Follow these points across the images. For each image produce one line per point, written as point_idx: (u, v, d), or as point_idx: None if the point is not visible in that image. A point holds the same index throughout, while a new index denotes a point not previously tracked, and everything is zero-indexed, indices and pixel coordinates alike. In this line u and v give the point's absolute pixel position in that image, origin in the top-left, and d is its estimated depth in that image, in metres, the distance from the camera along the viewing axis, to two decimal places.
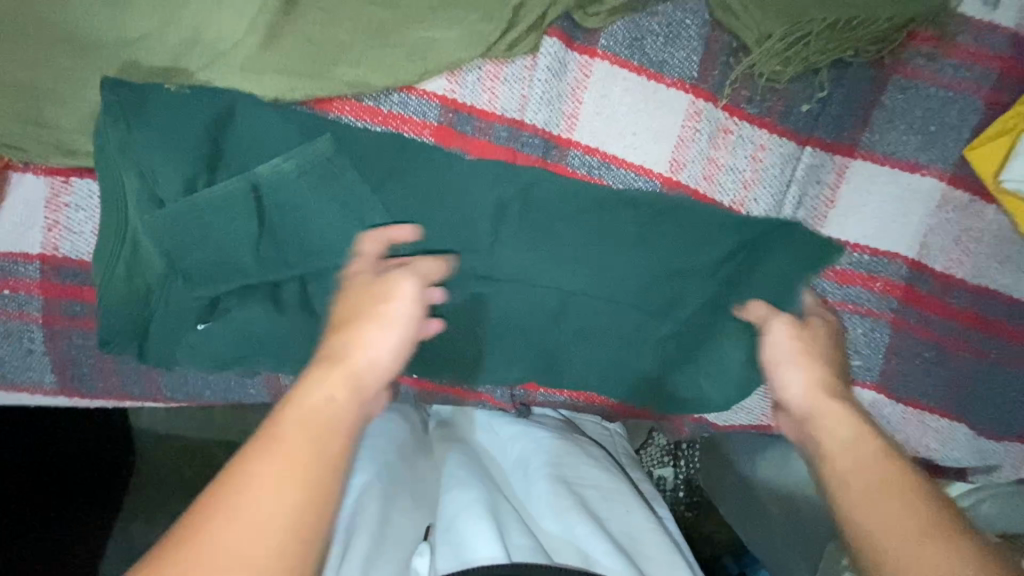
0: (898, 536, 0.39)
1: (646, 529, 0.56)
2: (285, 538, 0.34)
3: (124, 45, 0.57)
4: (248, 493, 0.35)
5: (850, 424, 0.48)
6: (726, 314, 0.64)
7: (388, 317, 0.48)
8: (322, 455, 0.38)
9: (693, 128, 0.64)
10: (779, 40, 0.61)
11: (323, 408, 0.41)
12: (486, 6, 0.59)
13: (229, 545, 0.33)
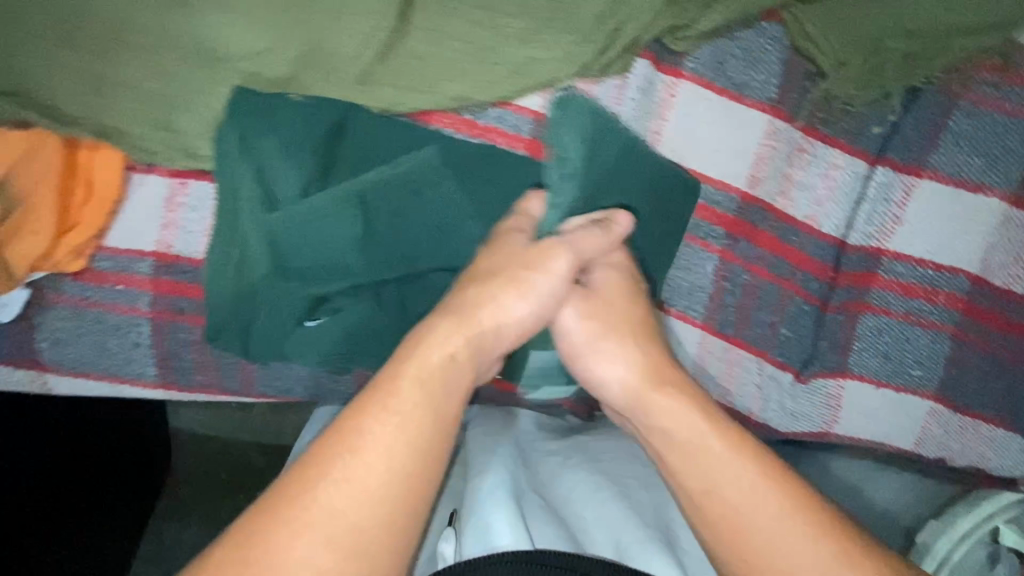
0: (757, 536, 0.47)
1: (679, 523, 0.56)
2: (400, 484, 0.43)
3: (244, 57, 0.60)
4: (370, 447, 0.43)
5: (684, 417, 0.53)
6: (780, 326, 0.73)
7: (521, 281, 0.54)
8: (436, 416, 0.46)
9: (771, 146, 0.68)
10: (854, 67, 0.65)
11: (443, 362, 0.48)
12: (585, 30, 0.63)
13: (361, 469, 0.42)
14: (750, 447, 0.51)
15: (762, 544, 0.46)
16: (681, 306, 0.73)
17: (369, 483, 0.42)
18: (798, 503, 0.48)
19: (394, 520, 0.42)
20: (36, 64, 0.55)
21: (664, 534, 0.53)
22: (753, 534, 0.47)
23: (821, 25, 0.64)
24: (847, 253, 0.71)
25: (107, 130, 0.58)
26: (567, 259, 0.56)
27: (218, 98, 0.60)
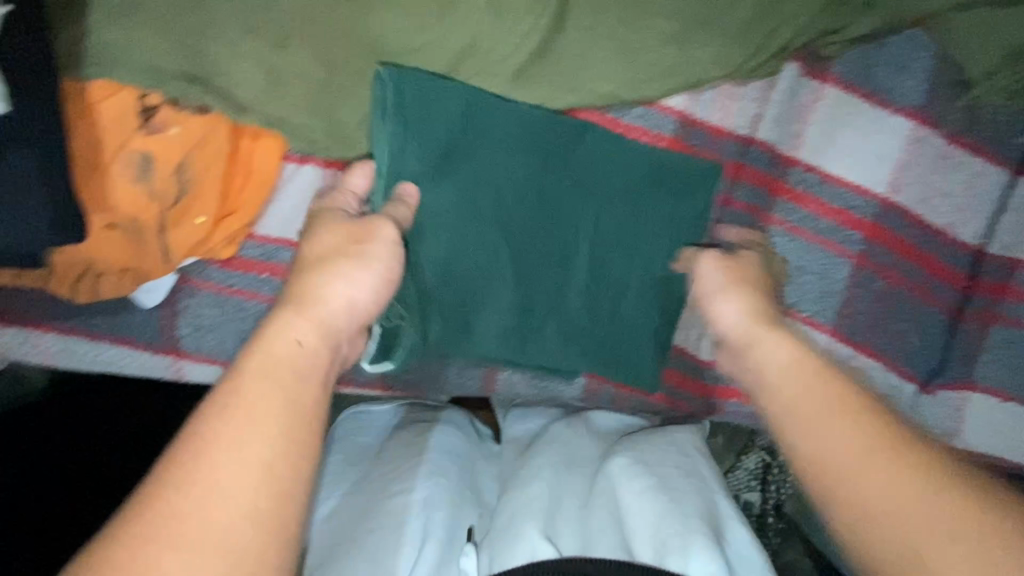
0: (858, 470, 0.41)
1: (727, 509, 0.58)
2: (280, 478, 0.39)
3: (404, 49, 0.59)
4: (219, 446, 0.38)
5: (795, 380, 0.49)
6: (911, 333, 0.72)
7: (357, 271, 0.52)
8: (292, 402, 0.42)
9: (914, 151, 0.67)
10: (1004, 77, 0.64)
11: (313, 359, 0.45)
12: (738, 33, 0.63)
13: (227, 477, 0.37)
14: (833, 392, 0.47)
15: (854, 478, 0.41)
16: (810, 311, 0.72)
17: (241, 479, 0.37)
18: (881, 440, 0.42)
19: (266, 520, 0.37)
20: (217, 52, 0.54)
21: (712, 523, 0.54)
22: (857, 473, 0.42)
23: (977, 33, 0.63)
24: (985, 261, 0.70)
25: (273, 119, 0.58)
26: (388, 244, 0.54)
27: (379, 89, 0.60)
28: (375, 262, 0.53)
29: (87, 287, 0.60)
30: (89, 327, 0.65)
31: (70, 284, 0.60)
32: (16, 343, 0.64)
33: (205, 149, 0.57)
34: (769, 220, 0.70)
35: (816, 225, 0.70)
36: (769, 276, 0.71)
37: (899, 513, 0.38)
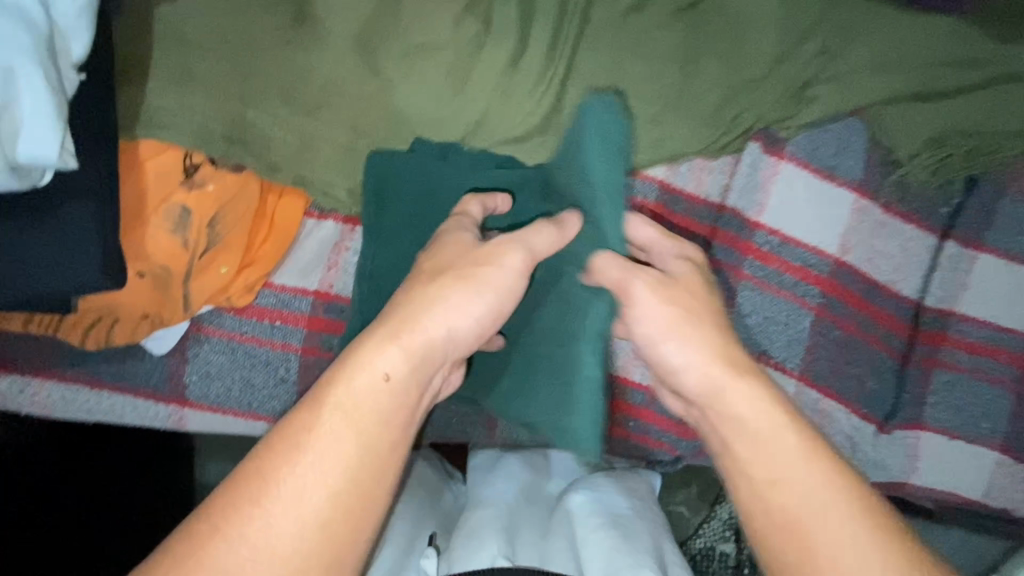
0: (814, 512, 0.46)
1: (672, 558, 0.61)
2: (341, 528, 0.42)
3: (422, 119, 0.66)
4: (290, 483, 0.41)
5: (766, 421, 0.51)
6: (864, 376, 0.81)
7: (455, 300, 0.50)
8: (366, 447, 0.43)
9: (857, 219, 0.79)
10: (926, 158, 0.77)
11: (394, 395, 0.45)
12: (708, 118, 0.75)
13: (290, 513, 0.41)
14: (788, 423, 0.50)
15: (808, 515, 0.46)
16: (780, 357, 0.80)
17: (305, 518, 0.41)
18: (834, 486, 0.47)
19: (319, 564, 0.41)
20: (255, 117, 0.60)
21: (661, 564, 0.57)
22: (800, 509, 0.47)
23: (899, 122, 0.77)
24: (924, 312, 0.81)
25: (300, 179, 0.64)
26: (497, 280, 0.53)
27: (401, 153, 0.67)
28: (492, 291, 0.52)
29: (100, 334, 0.62)
30: (92, 375, 0.66)
31: (81, 333, 0.62)
32: (15, 391, 0.65)
33: (235, 206, 0.61)
34: (740, 275, 0.79)
35: (781, 281, 0.79)
36: (741, 324, 0.79)
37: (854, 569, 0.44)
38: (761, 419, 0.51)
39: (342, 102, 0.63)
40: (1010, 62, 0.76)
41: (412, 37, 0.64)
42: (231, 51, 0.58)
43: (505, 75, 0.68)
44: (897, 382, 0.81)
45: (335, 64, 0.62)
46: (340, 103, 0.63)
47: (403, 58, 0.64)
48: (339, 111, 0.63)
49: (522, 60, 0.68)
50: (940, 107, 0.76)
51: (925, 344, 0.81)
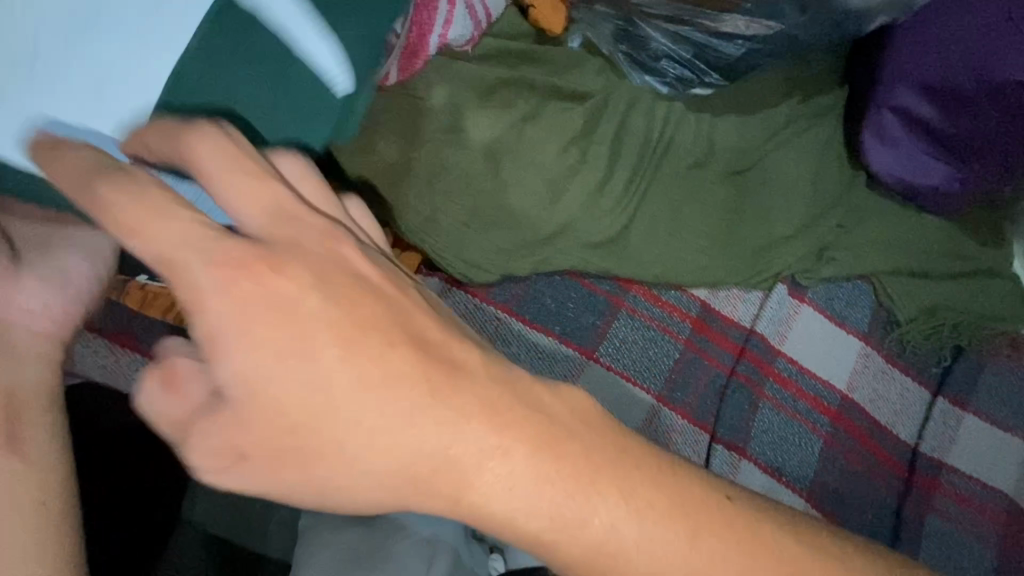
0: (644, 566, 0.41)
1: None
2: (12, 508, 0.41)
3: (523, 217, 0.84)
4: None
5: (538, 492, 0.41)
6: (866, 511, 0.88)
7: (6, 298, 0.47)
8: None
9: (863, 364, 0.92)
10: (921, 323, 0.93)
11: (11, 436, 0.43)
12: (746, 257, 0.92)
13: None
14: (568, 460, 0.41)
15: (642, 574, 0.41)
16: (791, 477, 0.88)
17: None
18: (669, 509, 0.42)
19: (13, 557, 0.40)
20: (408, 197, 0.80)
21: None
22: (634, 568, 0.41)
23: (898, 291, 0.94)
24: (919, 458, 0.91)
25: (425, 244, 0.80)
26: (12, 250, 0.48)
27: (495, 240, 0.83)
28: None
29: None
30: None
31: None
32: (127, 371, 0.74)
33: None
34: (761, 392, 0.90)
35: (795, 405, 0.90)
36: (756, 437, 0.89)
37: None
38: (519, 492, 0.41)
39: (466, 194, 0.81)
40: (976, 262, 0.97)
41: (530, 157, 0.85)
42: (403, 140, 0.78)
43: (592, 200, 0.88)
44: (897, 524, 0.88)
45: (474, 166, 0.81)
46: (465, 194, 0.81)
47: (523, 173, 0.85)
48: (464, 198, 0.81)
49: (606, 190, 0.90)
50: (927, 284, 0.95)
51: (922, 490, 0.90)
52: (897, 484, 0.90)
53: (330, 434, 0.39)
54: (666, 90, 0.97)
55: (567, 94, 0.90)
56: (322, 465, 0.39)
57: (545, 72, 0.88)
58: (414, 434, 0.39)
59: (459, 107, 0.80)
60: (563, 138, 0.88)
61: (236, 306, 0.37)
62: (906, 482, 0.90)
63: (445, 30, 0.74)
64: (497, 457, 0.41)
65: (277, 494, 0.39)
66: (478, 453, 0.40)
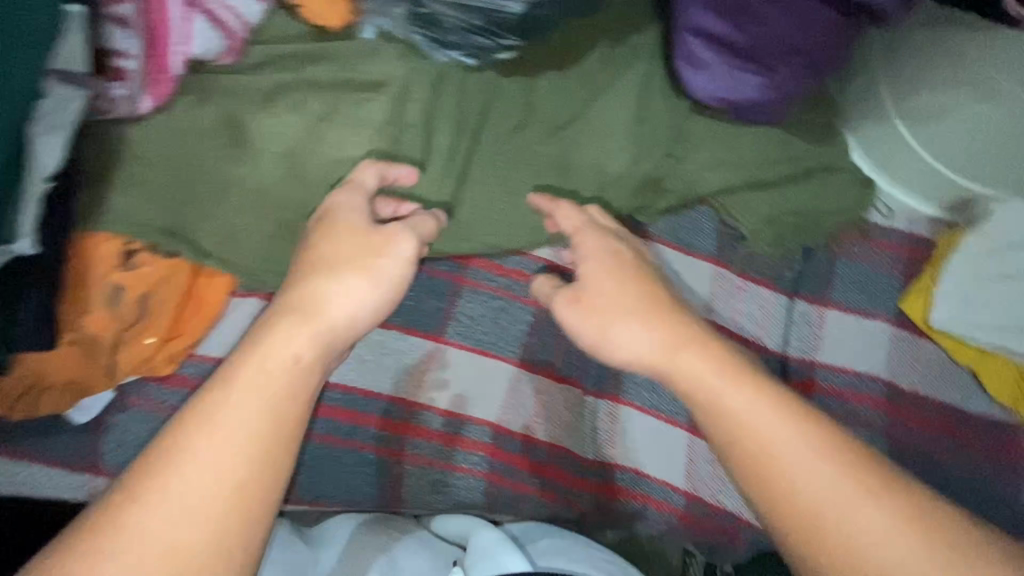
0: (779, 462, 0.64)
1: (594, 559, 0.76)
2: (249, 465, 0.57)
3: (336, 216, 0.81)
4: (190, 466, 0.56)
5: (751, 408, 0.66)
6: None
7: (336, 236, 0.72)
8: (263, 423, 0.59)
9: (717, 285, 0.95)
10: (765, 233, 0.95)
11: (245, 409, 0.59)
12: (579, 207, 0.93)
13: (189, 491, 0.55)
14: (756, 381, 0.69)
15: (781, 467, 0.63)
16: (669, 411, 0.88)
17: (211, 478, 0.55)
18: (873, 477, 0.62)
19: (247, 507, 0.56)
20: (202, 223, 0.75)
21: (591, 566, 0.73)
22: (776, 460, 0.64)
23: (736, 208, 0.96)
24: (790, 363, 0.92)
25: (228, 264, 0.77)
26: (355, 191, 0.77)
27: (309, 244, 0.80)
28: None
29: (28, 404, 0.72)
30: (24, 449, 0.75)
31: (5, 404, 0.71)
32: None
33: (168, 288, 0.74)
34: None
35: None
36: (628, 379, 0.89)
37: (899, 540, 0.59)
38: (762, 415, 0.66)
39: (264, 207, 0.78)
40: (809, 160, 0.98)
41: (332, 155, 0.83)
42: (175, 167, 0.74)
43: (410, 185, 0.86)
44: None
45: (270, 178, 0.79)
46: (263, 209, 0.78)
47: (329, 174, 0.83)
48: (262, 213, 0.78)
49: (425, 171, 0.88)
50: (767, 194, 0.95)
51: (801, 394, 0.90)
52: None
53: (604, 301, 0.77)
54: (473, 62, 0.93)
55: (363, 86, 0.88)
56: (602, 339, 0.77)
57: (332, 68, 0.86)
58: (683, 358, 0.72)
59: (238, 119, 0.77)
60: (367, 131, 0.86)
61: (615, 281, 0.78)
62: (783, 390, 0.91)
63: (187, 47, 0.71)
64: (766, 400, 0.67)
65: (591, 342, 0.78)
66: (679, 348, 0.73)
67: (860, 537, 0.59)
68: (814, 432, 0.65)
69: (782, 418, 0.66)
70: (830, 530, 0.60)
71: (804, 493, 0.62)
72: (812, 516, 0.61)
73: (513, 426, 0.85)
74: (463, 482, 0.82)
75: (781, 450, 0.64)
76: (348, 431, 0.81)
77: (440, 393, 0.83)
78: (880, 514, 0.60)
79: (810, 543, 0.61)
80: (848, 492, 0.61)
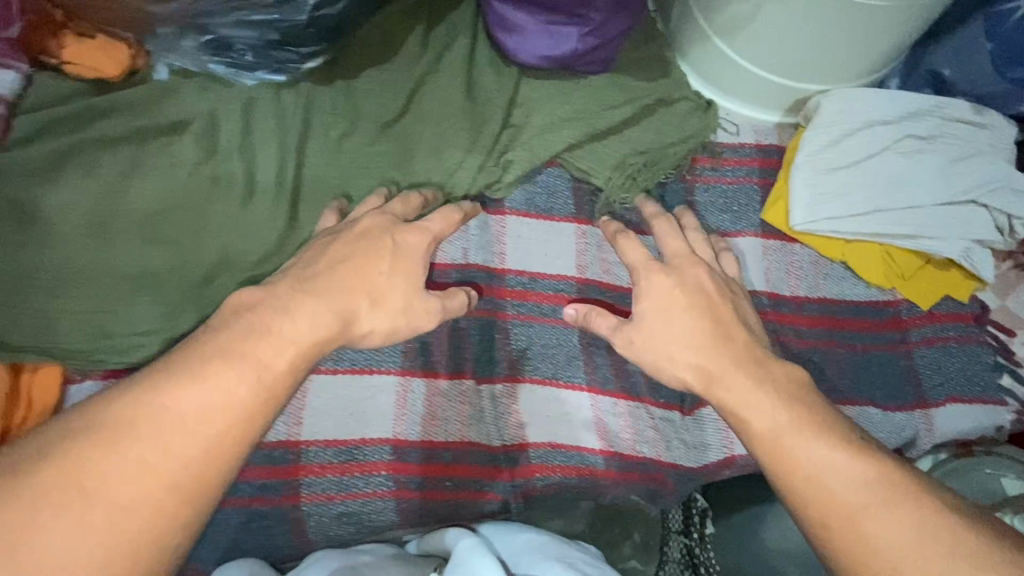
0: (809, 471, 0.64)
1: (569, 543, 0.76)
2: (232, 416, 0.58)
3: (163, 272, 0.77)
4: (190, 386, 0.58)
5: (789, 429, 0.66)
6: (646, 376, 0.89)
7: (395, 279, 0.72)
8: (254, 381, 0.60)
9: (584, 243, 0.92)
10: (617, 178, 0.93)
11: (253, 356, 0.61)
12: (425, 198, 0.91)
13: (179, 421, 0.56)
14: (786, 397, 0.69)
15: (825, 489, 0.62)
16: (566, 378, 0.87)
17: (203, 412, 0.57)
18: (906, 488, 0.61)
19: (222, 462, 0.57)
20: (14, 317, 0.71)
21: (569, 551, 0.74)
22: (820, 479, 0.63)
23: (586, 161, 0.94)
24: None
25: (50, 352, 0.72)
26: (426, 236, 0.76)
27: (140, 307, 0.75)
28: None
29: None
30: None
31: None
32: None
33: None
34: (505, 316, 0.89)
35: (540, 310, 0.89)
36: (517, 358, 0.88)
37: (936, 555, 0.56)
38: (798, 432, 0.66)
39: (79, 284, 0.73)
40: (642, 98, 0.98)
41: (144, 210, 0.78)
42: None
43: (239, 220, 0.82)
44: None
45: (81, 251, 0.74)
46: (79, 285, 0.73)
47: (145, 230, 0.77)
48: (76, 290, 0.73)
49: (251, 202, 0.83)
50: (610, 141, 0.95)
51: None
52: None
53: (658, 319, 0.77)
54: (283, 78, 0.90)
55: (164, 129, 0.82)
56: (653, 352, 0.77)
57: (124, 120, 0.80)
58: (729, 378, 0.72)
59: (26, 201, 0.73)
60: (181, 174, 0.81)
61: (660, 295, 0.78)
62: None
63: None
64: (808, 423, 0.67)
65: (638, 350, 0.78)
66: (718, 366, 0.73)
67: (902, 559, 0.57)
68: (842, 442, 0.65)
69: (829, 444, 0.65)
70: (885, 544, 0.58)
71: (847, 505, 0.61)
72: (853, 525, 0.60)
73: (411, 436, 0.82)
74: (372, 504, 0.79)
75: (816, 471, 0.63)
76: (233, 490, 0.75)
77: (323, 425, 0.79)
78: (909, 527, 0.58)
79: (848, 559, 0.59)
80: (873, 504, 0.60)
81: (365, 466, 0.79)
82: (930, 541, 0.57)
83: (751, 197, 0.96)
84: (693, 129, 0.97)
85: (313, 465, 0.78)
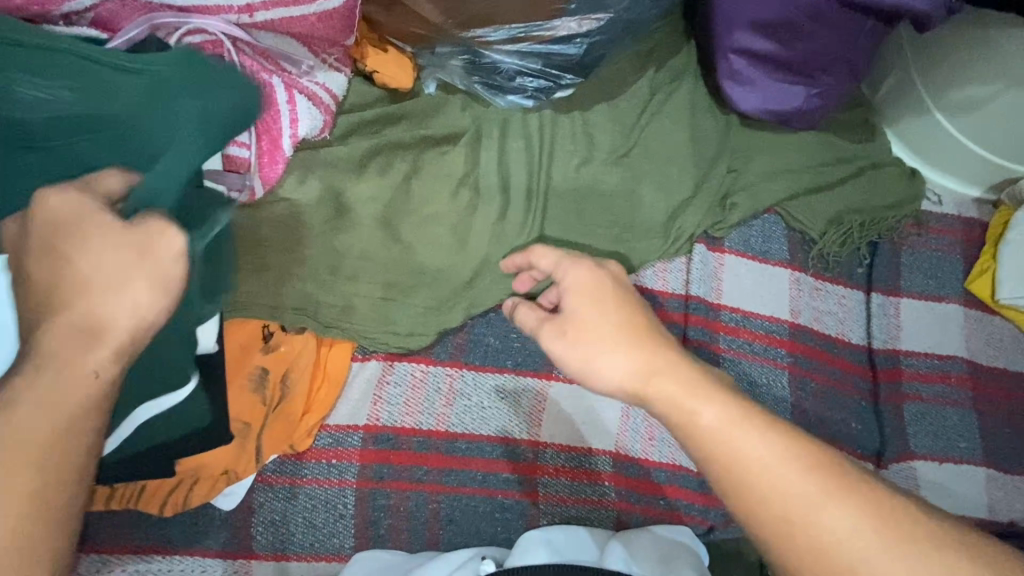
0: (760, 479, 0.48)
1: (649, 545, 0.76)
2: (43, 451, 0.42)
3: (444, 267, 0.84)
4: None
5: (731, 422, 0.51)
6: (845, 425, 0.93)
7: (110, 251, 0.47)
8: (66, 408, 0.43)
9: (797, 289, 0.99)
10: (830, 233, 1.00)
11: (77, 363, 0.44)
12: (655, 228, 0.97)
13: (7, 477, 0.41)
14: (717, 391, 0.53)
15: (771, 489, 0.48)
16: None
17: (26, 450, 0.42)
18: (830, 481, 0.47)
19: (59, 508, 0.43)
20: (320, 294, 0.78)
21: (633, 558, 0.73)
22: (766, 471, 0.48)
23: (804, 213, 1.00)
24: (877, 354, 0.97)
25: (347, 332, 0.80)
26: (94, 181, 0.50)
27: (426, 301, 0.83)
28: None
29: (179, 497, 0.75)
30: (168, 543, 0.75)
31: (160, 500, 0.74)
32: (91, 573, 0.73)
33: (300, 365, 0.78)
34: (718, 348, 0.94)
35: (752, 348, 0.95)
36: None
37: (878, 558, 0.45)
38: (763, 437, 0.49)
39: (378, 271, 0.81)
40: (857, 160, 1.02)
41: (423, 210, 0.85)
42: (289, 244, 0.77)
43: (500, 229, 0.88)
44: (873, 421, 0.95)
45: (382, 241, 0.82)
46: (378, 272, 0.81)
47: (424, 229, 0.84)
48: (376, 276, 0.81)
49: (508, 215, 0.90)
50: (825, 197, 1.01)
51: (889, 382, 0.96)
52: (866, 381, 0.96)
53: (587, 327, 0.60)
54: (532, 103, 0.96)
55: (441, 139, 0.90)
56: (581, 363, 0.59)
57: (410, 128, 0.89)
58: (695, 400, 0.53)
59: (337, 193, 0.80)
60: (451, 180, 0.88)
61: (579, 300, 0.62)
62: (870, 379, 0.96)
63: (294, 129, 0.75)
64: (754, 422, 0.50)
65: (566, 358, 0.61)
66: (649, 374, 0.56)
67: (855, 555, 0.45)
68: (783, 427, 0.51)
69: (769, 428, 0.50)
70: (833, 553, 0.45)
71: (774, 512, 0.47)
72: (781, 527, 0.47)
73: (633, 451, 0.86)
74: (595, 511, 0.83)
75: (757, 472, 0.48)
76: (478, 479, 0.81)
77: (560, 428, 0.85)
78: (866, 514, 0.46)
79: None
80: (811, 506, 0.47)
81: (592, 473, 0.84)
82: (869, 535, 0.45)
83: (953, 266, 1.01)
84: (902, 194, 1.02)
85: (547, 465, 0.83)
